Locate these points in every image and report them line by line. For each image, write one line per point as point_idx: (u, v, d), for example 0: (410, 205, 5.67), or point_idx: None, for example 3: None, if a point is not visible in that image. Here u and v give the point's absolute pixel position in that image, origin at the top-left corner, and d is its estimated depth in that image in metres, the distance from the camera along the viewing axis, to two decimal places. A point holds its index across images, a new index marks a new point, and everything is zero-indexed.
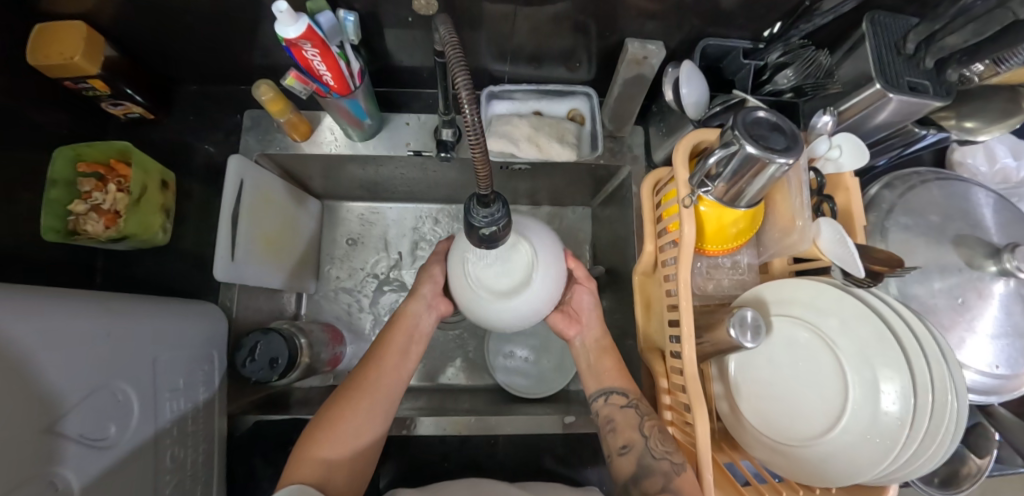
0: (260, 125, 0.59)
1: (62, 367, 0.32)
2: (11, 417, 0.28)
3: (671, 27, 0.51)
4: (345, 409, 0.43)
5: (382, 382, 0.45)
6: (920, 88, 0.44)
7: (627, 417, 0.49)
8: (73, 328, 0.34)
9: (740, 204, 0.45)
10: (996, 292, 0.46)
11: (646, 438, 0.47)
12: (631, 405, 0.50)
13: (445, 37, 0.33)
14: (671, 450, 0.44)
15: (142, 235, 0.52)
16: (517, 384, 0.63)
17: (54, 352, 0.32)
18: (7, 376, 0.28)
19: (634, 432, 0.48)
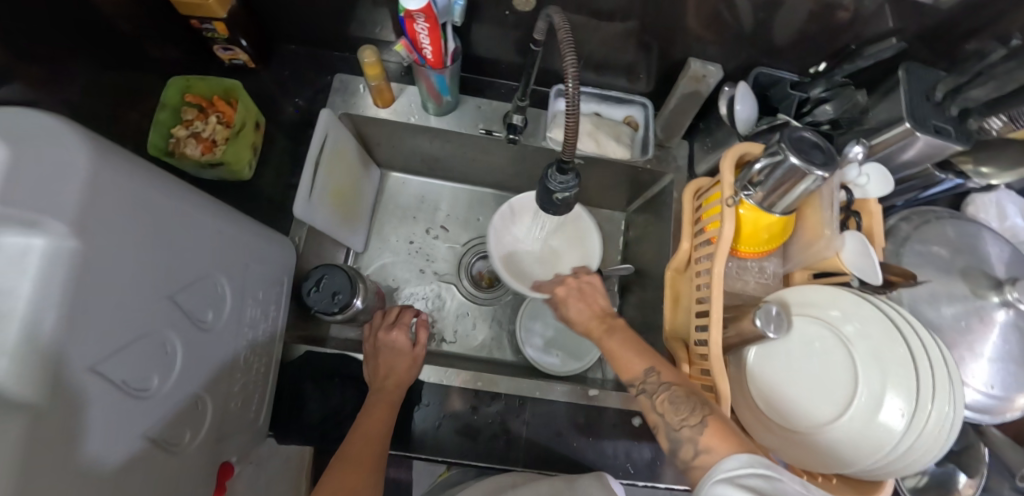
0: (347, 89, 0.64)
1: (189, 251, 0.37)
2: (150, 276, 0.33)
3: (729, 53, 0.58)
4: (352, 471, 0.44)
5: (383, 422, 0.49)
6: (944, 131, 0.51)
7: (643, 404, 0.44)
8: (201, 222, 0.39)
9: (776, 211, 0.51)
10: (998, 320, 0.51)
11: (661, 413, 0.43)
12: (641, 391, 0.45)
13: (559, 24, 0.41)
14: (687, 415, 0.40)
15: (234, 165, 0.56)
16: (541, 357, 0.67)
17: (189, 236, 0.37)
18: (156, 244, 0.33)
19: (654, 415, 0.43)
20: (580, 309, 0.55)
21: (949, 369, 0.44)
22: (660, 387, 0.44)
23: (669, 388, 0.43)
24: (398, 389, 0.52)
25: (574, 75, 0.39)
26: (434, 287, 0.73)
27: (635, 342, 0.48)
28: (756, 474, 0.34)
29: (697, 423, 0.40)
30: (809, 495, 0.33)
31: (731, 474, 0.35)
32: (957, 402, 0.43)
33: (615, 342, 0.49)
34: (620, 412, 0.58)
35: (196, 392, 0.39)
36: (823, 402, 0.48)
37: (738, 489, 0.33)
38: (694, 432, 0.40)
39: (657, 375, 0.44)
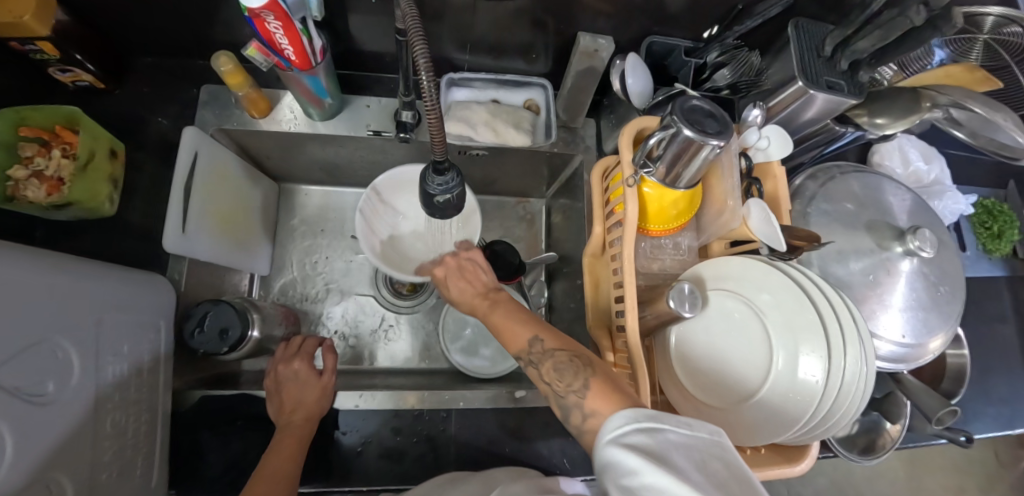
0: (219, 101, 0.57)
1: (10, 316, 0.31)
2: None
3: (621, 24, 0.55)
4: None
5: (291, 456, 0.45)
6: (837, 86, 0.50)
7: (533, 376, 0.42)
8: (20, 280, 0.32)
9: (680, 186, 0.49)
10: (904, 269, 0.51)
11: (549, 383, 0.39)
12: (529, 363, 0.42)
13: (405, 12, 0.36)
14: (572, 382, 0.37)
15: (88, 203, 0.50)
16: (473, 361, 0.65)
17: (8, 299, 0.31)
18: None
19: (543, 385, 0.40)
20: (459, 288, 0.51)
21: (857, 325, 0.43)
22: (544, 355, 0.41)
23: (554, 356, 0.40)
24: (309, 421, 0.48)
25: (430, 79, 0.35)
26: (354, 303, 0.69)
27: (518, 313, 0.45)
28: (638, 430, 0.31)
29: (580, 386, 0.37)
30: (693, 440, 0.30)
31: (619, 433, 0.31)
32: (873, 353, 0.42)
33: (499, 318, 0.46)
34: (552, 408, 0.56)
35: (45, 477, 0.33)
36: (744, 375, 0.47)
37: (624, 451, 0.29)
38: (581, 396, 0.37)
39: (541, 344, 0.42)
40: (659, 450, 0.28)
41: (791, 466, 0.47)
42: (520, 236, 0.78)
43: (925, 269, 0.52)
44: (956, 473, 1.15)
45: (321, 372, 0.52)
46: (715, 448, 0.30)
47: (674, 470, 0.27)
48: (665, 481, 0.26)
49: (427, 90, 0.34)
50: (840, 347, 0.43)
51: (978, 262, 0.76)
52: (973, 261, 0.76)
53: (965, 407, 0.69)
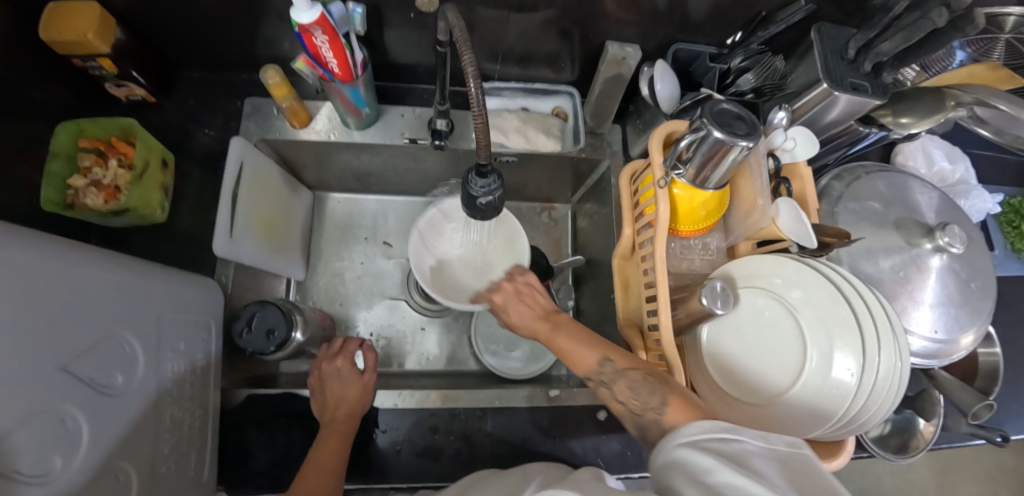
0: (260, 113, 0.60)
1: (84, 313, 0.33)
2: (38, 344, 0.28)
3: (647, 33, 0.57)
4: None
5: (338, 451, 0.46)
6: (861, 87, 0.52)
7: (607, 394, 0.44)
8: (95, 278, 0.34)
9: (709, 187, 0.50)
10: (934, 265, 0.52)
11: (624, 402, 0.42)
12: (601, 383, 0.44)
13: (454, 23, 0.39)
14: (649, 401, 0.40)
15: (142, 210, 0.52)
16: (504, 363, 0.66)
17: (84, 296, 0.33)
18: (38, 308, 0.28)
19: (617, 404, 0.43)
20: (518, 315, 0.52)
21: (890, 320, 0.44)
22: (616, 375, 0.43)
23: (626, 374, 0.43)
24: (353, 418, 0.50)
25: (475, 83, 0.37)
26: (386, 307, 0.71)
27: (586, 333, 0.48)
28: (717, 438, 0.32)
29: (659, 404, 0.39)
30: (771, 452, 0.31)
31: (695, 439, 0.32)
32: (906, 350, 0.43)
33: (563, 343, 0.47)
34: (584, 407, 0.57)
35: (112, 466, 0.35)
36: (777, 372, 0.48)
37: (700, 453, 0.30)
38: (659, 413, 0.39)
39: (612, 364, 0.44)
40: (739, 457, 0.29)
41: (828, 461, 0.47)
42: (545, 240, 0.79)
43: (956, 265, 0.53)
44: (988, 479, 1.13)
45: (363, 371, 0.54)
46: (793, 459, 0.31)
47: (754, 472, 0.27)
48: (746, 476, 0.26)
49: (475, 95, 0.36)
50: (873, 344, 0.43)
51: (1007, 261, 0.76)
52: (1002, 260, 0.76)
53: (999, 408, 0.68)
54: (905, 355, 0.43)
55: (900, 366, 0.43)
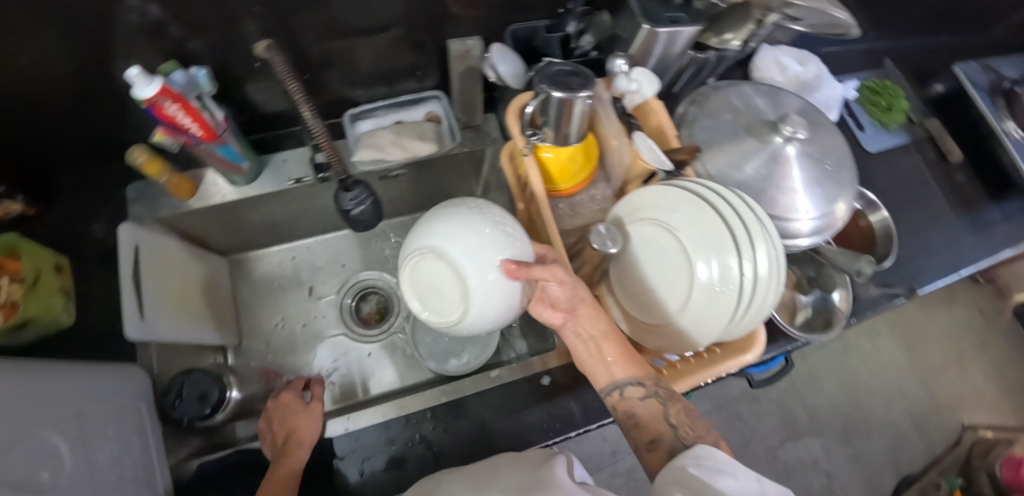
0: (145, 194, 0.61)
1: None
2: None
3: (485, 24, 0.62)
4: None
5: (283, 486, 0.47)
6: (679, 19, 0.56)
7: (652, 408, 0.46)
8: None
9: (572, 142, 0.54)
10: (793, 154, 0.57)
11: (675, 425, 0.45)
12: (652, 393, 0.46)
13: (284, 72, 0.44)
14: (702, 433, 0.44)
15: (46, 318, 0.52)
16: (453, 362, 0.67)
17: None
18: None
19: (661, 423, 0.45)
20: (573, 287, 0.45)
21: (753, 216, 0.48)
22: (673, 396, 0.47)
23: (680, 400, 0.47)
24: (305, 449, 0.50)
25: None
26: (330, 345, 0.72)
27: (627, 349, 0.48)
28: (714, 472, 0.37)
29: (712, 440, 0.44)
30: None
31: (694, 461, 0.38)
32: (772, 239, 0.47)
33: (615, 350, 0.48)
34: (528, 377, 0.60)
35: None
36: (680, 291, 0.52)
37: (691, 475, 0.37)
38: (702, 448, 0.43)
39: (665, 388, 0.47)
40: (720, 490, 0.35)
41: (742, 357, 0.51)
42: None
43: (809, 149, 0.58)
44: None
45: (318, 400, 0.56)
46: None
47: None
48: None
49: (312, 123, 0.44)
50: (746, 243, 0.47)
51: (880, 135, 0.83)
52: (874, 137, 0.83)
53: (909, 268, 0.74)
54: (774, 243, 0.47)
55: (772, 255, 0.47)
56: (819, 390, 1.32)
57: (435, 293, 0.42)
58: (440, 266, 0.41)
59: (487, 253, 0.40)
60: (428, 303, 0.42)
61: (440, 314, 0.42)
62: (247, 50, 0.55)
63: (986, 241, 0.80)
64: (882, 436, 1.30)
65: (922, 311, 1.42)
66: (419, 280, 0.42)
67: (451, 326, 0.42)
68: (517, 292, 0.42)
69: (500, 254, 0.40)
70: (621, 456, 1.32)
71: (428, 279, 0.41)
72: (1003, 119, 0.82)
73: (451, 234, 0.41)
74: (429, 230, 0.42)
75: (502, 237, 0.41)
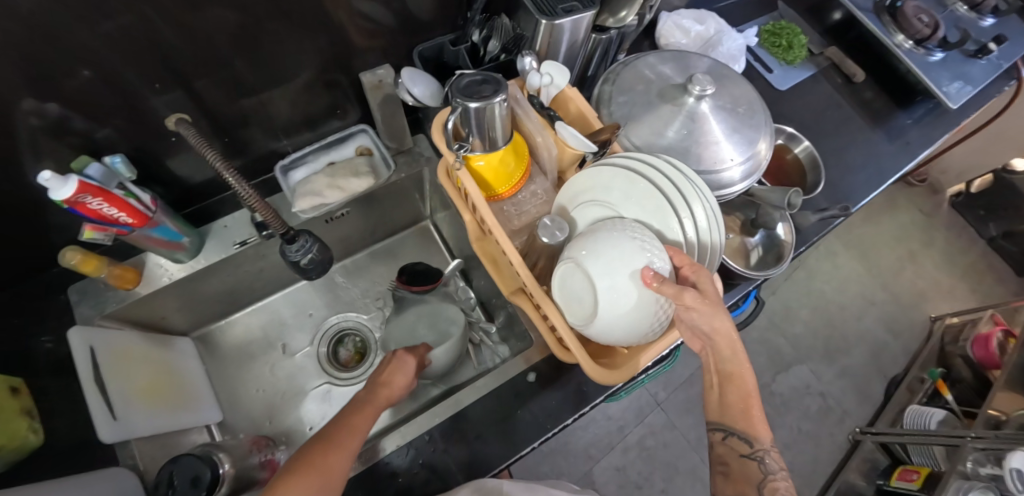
0: (89, 293, 0.59)
1: None
2: None
3: (391, 50, 0.63)
4: (309, 472, 0.41)
5: (341, 458, 0.44)
6: (573, 8, 0.57)
7: (745, 467, 0.48)
8: None
9: (499, 146, 0.55)
10: (706, 110, 0.61)
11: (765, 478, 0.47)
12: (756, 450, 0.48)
13: (198, 144, 0.44)
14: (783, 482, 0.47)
15: (14, 443, 0.49)
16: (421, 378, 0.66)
17: None
18: None
19: (748, 466, 0.48)
20: (712, 322, 0.46)
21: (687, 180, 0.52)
22: (776, 462, 0.48)
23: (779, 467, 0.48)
24: (367, 417, 0.49)
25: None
26: (317, 395, 0.74)
27: (755, 410, 0.49)
28: None
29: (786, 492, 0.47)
30: None
31: None
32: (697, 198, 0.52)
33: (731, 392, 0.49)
34: (514, 377, 0.61)
35: None
36: None
37: None
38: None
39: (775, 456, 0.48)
40: None
41: None
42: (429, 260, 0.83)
43: (721, 101, 0.62)
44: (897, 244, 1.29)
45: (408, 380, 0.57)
46: None
47: None
48: None
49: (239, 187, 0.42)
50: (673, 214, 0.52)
51: (788, 73, 0.89)
52: (783, 75, 0.88)
53: (839, 188, 0.79)
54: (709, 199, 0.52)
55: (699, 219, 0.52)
56: (797, 319, 1.41)
57: (576, 299, 0.51)
58: (581, 276, 0.50)
59: (611, 257, 0.48)
60: (571, 306, 0.51)
61: (583, 318, 0.50)
62: (161, 125, 0.54)
63: (903, 149, 0.86)
64: (862, 347, 1.40)
65: (870, 224, 1.53)
66: (565, 283, 0.51)
67: (587, 327, 0.50)
68: (644, 298, 0.47)
69: (640, 261, 0.47)
70: (630, 429, 1.36)
71: (568, 284, 0.51)
72: (893, 35, 0.87)
73: (592, 249, 0.49)
74: (573, 245, 0.51)
75: (639, 248, 0.47)
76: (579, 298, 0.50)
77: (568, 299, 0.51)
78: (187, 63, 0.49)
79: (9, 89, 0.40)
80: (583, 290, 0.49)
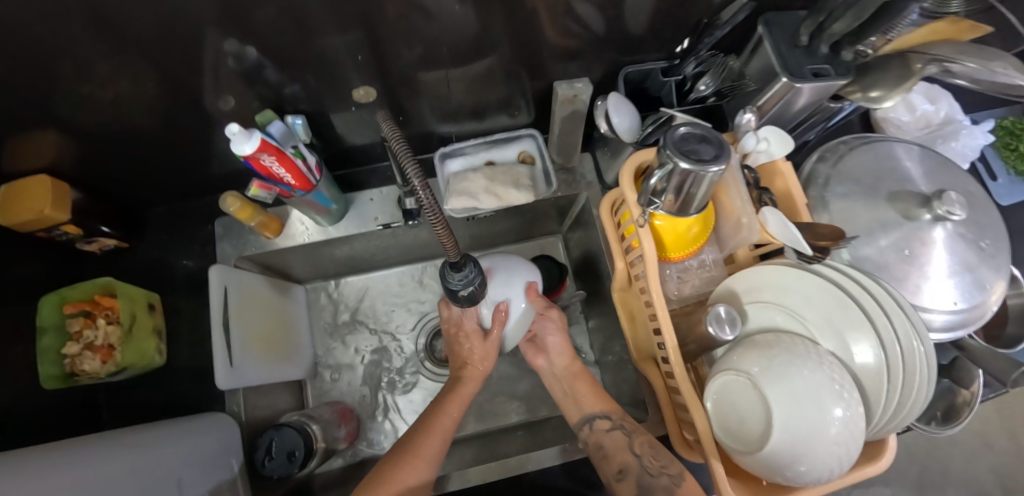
0: (233, 230, 0.61)
1: None
2: None
3: (591, 63, 0.56)
4: (414, 458, 0.46)
5: (433, 441, 0.48)
6: (823, 72, 0.51)
7: (615, 440, 0.49)
8: None
9: (691, 211, 0.48)
10: (938, 236, 0.51)
11: (639, 454, 0.47)
12: (617, 426, 0.50)
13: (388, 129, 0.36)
14: (666, 464, 0.46)
15: (141, 363, 0.54)
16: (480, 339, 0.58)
17: None
18: None
19: (626, 453, 0.48)
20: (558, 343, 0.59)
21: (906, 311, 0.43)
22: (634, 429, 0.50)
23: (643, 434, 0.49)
24: (473, 384, 0.55)
25: (421, 183, 0.32)
26: (401, 384, 0.70)
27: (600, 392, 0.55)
28: None
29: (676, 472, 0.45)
30: None
31: None
32: (912, 339, 0.42)
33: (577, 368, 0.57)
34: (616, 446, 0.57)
35: None
36: None
37: None
38: (672, 480, 0.45)
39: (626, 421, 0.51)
40: None
41: (879, 465, 0.44)
42: None
43: (961, 229, 0.51)
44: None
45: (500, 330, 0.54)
46: None
47: None
48: None
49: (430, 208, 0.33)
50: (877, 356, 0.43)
51: (1014, 187, 0.73)
52: (1009, 186, 0.73)
53: None
54: (927, 338, 0.42)
55: (910, 375, 0.42)
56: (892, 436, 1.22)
57: (738, 419, 0.44)
58: (751, 394, 0.43)
59: (801, 389, 0.41)
60: (732, 424, 0.44)
61: (739, 440, 0.44)
62: (342, 91, 0.51)
63: None
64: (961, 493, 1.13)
65: None
66: (728, 395, 0.45)
67: (745, 455, 0.43)
68: (831, 446, 0.39)
69: (831, 403, 0.40)
70: None
71: (731, 398, 0.45)
72: None
73: (777, 373, 0.42)
74: (748, 357, 0.45)
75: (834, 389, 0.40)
76: (742, 420, 0.43)
77: (727, 414, 0.45)
78: (392, 39, 0.44)
79: (220, 29, 0.37)
80: (749, 412, 0.43)
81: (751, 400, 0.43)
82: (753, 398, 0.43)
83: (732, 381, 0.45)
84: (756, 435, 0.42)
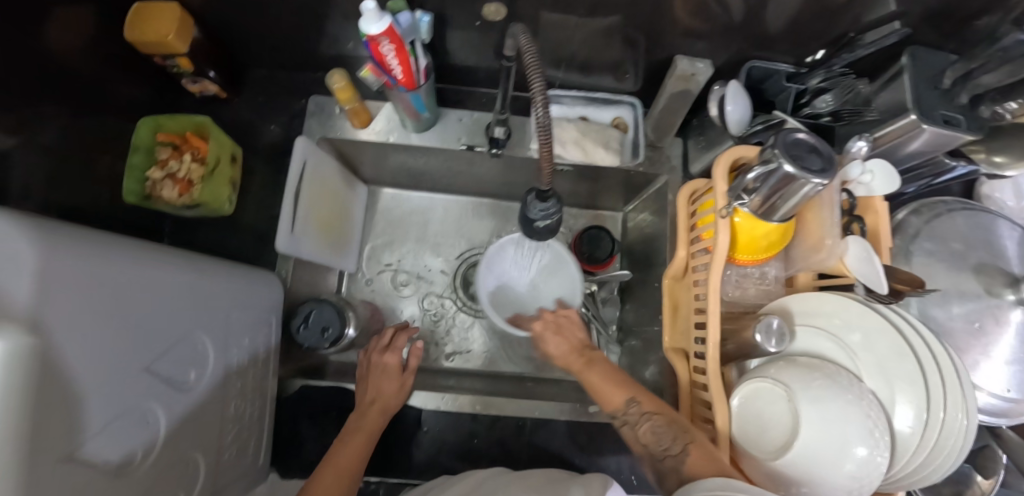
0: (324, 111, 0.62)
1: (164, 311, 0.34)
2: (118, 347, 0.29)
3: (718, 47, 0.54)
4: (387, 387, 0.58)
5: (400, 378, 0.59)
6: (954, 121, 0.49)
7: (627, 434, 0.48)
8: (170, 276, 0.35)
9: (774, 218, 0.47)
10: (1013, 319, 0.49)
11: (646, 444, 0.45)
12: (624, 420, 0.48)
13: (524, 43, 0.37)
14: (667, 444, 0.43)
15: (211, 204, 0.57)
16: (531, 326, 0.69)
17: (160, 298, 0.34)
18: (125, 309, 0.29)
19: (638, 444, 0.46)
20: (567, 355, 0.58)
21: (960, 377, 0.42)
22: (642, 417, 0.47)
23: (650, 418, 0.46)
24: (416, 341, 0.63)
25: (541, 100, 0.35)
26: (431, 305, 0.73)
27: (614, 378, 0.52)
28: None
29: (679, 451, 0.41)
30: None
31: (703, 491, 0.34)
32: (957, 411, 0.41)
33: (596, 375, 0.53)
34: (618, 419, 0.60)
35: (185, 455, 0.38)
36: None
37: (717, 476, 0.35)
38: (677, 459, 0.41)
39: (638, 406, 0.48)
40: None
41: None
42: None
43: None
44: None
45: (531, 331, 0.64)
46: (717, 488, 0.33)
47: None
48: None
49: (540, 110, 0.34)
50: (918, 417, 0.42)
51: None
52: None
53: None
54: (973, 414, 0.41)
55: (944, 440, 0.42)
56: None
57: (761, 425, 0.44)
58: (783, 407, 0.43)
59: (839, 417, 0.40)
60: (755, 429, 0.45)
61: (756, 445, 0.44)
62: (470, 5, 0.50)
63: None
64: None
65: None
66: (759, 401, 0.45)
67: (758, 460, 0.43)
68: (850, 479, 0.39)
69: (859, 441, 0.39)
70: None
71: (762, 404, 0.44)
72: None
73: (817, 394, 0.41)
74: (791, 373, 0.44)
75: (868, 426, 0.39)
76: (765, 426, 0.44)
77: (751, 418, 0.45)
78: None
79: None
80: (777, 421, 0.43)
81: (784, 414, 0.43)
82: (786, 411, 0.43)
83: (768, 389, 0.44)
84: (777, 446, 0.42)
